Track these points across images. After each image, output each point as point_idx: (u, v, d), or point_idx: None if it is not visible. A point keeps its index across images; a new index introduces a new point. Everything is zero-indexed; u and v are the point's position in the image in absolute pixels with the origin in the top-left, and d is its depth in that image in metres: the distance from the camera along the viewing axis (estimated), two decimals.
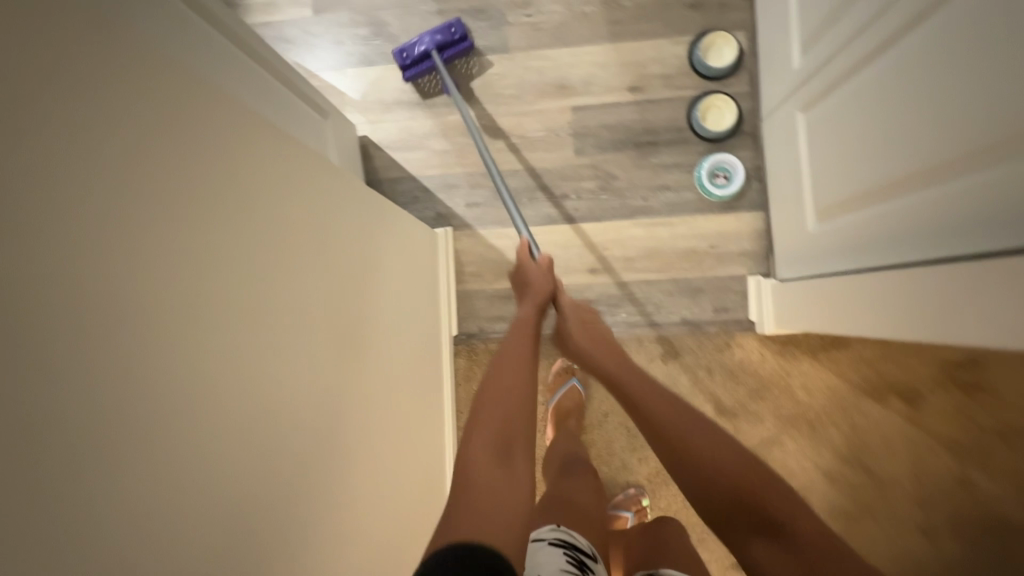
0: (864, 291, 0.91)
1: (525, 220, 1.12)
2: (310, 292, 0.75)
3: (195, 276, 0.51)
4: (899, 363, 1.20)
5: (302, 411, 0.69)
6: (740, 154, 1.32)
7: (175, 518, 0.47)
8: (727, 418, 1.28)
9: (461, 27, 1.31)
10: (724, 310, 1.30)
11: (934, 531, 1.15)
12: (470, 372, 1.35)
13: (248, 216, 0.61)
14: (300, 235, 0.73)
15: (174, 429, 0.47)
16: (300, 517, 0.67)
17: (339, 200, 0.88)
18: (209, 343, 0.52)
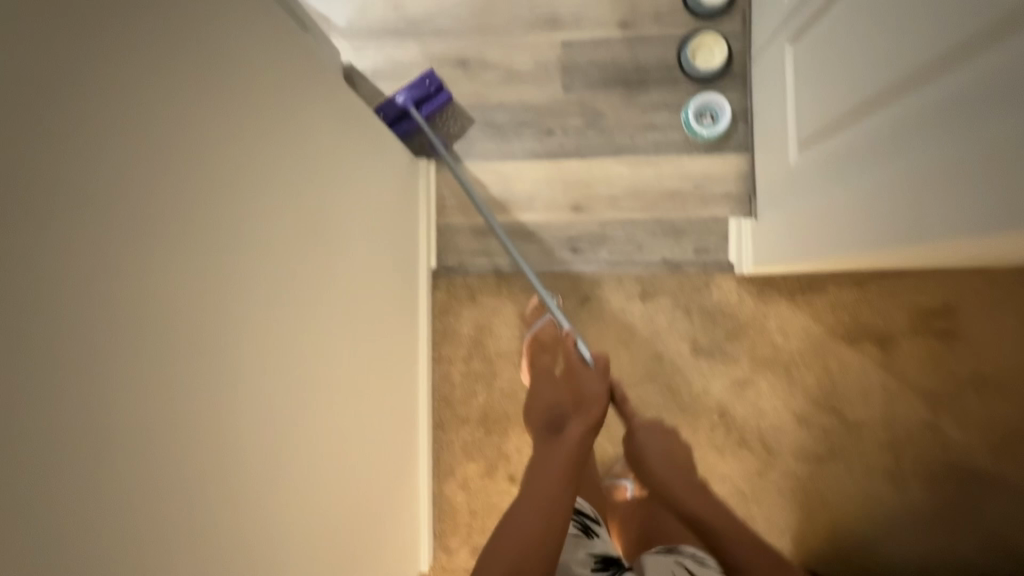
0: (843, 213, 0.90)
1: (562, 312, 1.17)
2: (273, 180, 0.75)
3: (136, 122, 0.52)
4: (875, 309, 1.26)
5: (259, 291, 0.71)
6: (728, 95, 1.30)
7: (106, 348, 0.49)
8: (701, 358, 1.28)
9: (436, 80, 1.26)
10: (705, 251, 1.30)
11: (901, 472, 1.25)
12: (448, 305, 1.34)
13: (209, 132, 0.62)
14: (263, 133, 0.73)
15: (104, 288, 0.49)
16: (253, 416, 0.69)
17: (312, 102, 0.87)
18: (152, 189, 0.54)
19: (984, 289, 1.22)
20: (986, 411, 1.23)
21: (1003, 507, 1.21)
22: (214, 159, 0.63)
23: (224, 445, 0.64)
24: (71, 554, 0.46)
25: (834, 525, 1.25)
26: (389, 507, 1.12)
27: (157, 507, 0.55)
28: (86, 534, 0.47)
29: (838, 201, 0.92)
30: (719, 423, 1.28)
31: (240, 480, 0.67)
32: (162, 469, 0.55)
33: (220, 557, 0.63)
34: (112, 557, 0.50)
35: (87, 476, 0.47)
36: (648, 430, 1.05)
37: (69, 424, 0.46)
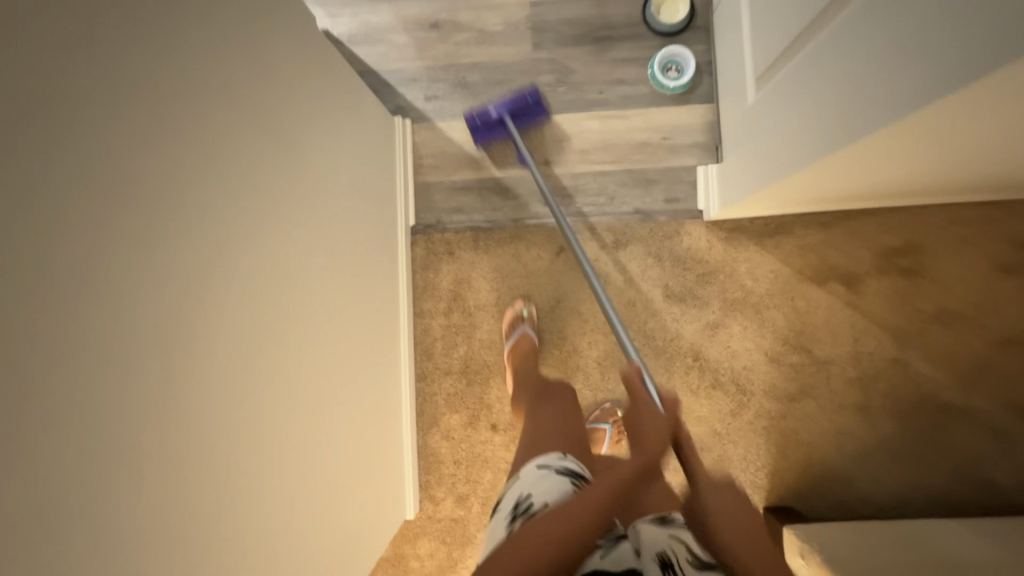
0: (802, 130, 0.94)
1: (617, 313, 1.06)
2: (258, 119, 0.77)
3: (142, 42, 0.54)
4: (842, 250, 1.29)
5: (248, 227, 0.73)
6: (692, 48, 1.35)
7: (125, 341, 0.51)
8: (674, 303, 1.32)
9: (539, 96, 1.28)
10: (675, 200, 1.34)
11: (871, 409, 1.27)
12: (428, 261, 1.38)
13: (200, 115, 0.63)
14: (248, 92, 0.75)
15: (121, 278, 0.51)
16: (248, 372, 0.71)
17: (288, 51, 0.90)
18: (156, 117, 0.56)
19: (946, 226, 1.27)
20: (952, 343, 1.26)
21: (970, 436, 1.24)
22: (207, 92, 0.65)
23: (223, 383, 0.66)
24: (103, 460, 0.48)
25: (811, 465, 1.27)
26: (375, 455, 1.13)
27: (173, 425, 0.57)
28: (115, 444, 0.50)
29: (800, 126, 0.95)
30: (694, 365, 1.31)
31: (242, 440, 0.69)
32: (177, 392, 0.57)
33: (228, 479, 0.66)
34: (137, 467, 0.52)
35: (115, 387, 0.50)
36: (713, 487, 0.80)
37: (106, 333, 0.49)
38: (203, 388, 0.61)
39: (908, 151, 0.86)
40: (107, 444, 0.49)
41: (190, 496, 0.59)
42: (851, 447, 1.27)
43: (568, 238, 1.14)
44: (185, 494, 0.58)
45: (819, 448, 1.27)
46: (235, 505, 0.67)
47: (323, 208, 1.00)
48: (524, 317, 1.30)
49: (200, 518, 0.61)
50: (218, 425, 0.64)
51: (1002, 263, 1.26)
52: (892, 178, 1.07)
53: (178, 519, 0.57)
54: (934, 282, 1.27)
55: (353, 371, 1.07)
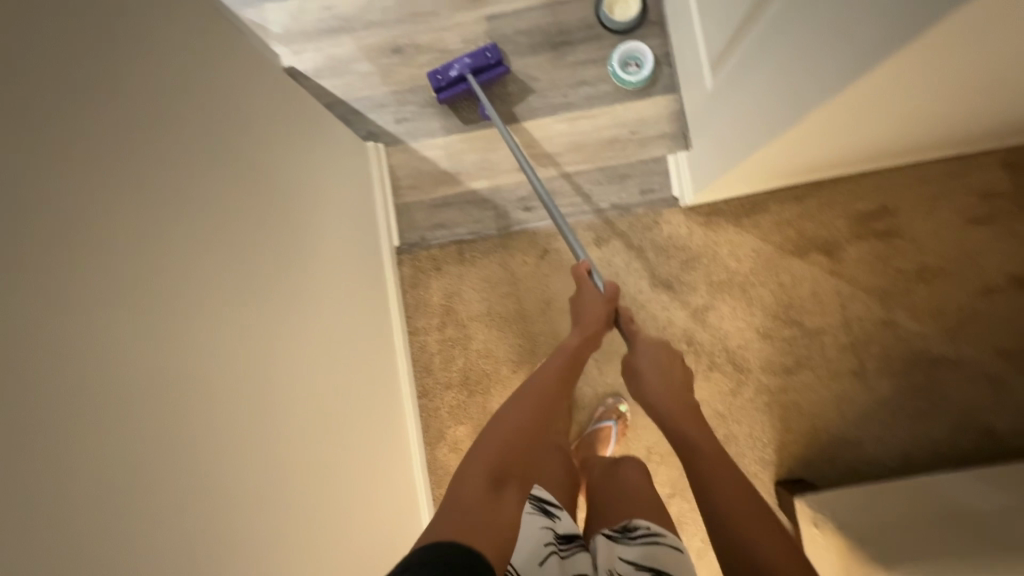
0: (761, 104, 0.97)
1: (537, 178, 1.13)
2: (219, 152, 0.80)
3: (84, 94, 0.56)
4: (818, 220, 1.31)
5: (216, 263, 0.74)
6: (648, 42, 1.38)
7: (103, 373, 0.53)
8: (662, 291, 1.34)
9: (496, 52, 1.34)
10: (649, 192, 1.36)
11: (867, 371, 1.28)
12: (416, 279, 1.40)
13: (159, 152, 0.66)
14: (210, 127, 0.78)
15: (92, 314, 0.53)
16: (234, 400, 0.72)
17: (254, 86, 0.93)
18: (104, 168, 0.57)
19: (914, 185, 1.30)
20: (935, 297, 1.28)
21: (966, 386, 1.26)
22: (157, 134, 0.66)
23: (209, 411, 0.67)
24: (86, 508, 0.49)
25: (815, 435, 1.28)
26: (381, 470, 1.14)
27: (156, 466, 0.58)
28: (95, 490, 0.50)
29: (760, 103, 0.97)
30: (688, 350, 1.33)
31: (234, 466, 0.70)
32: (158, 418, 0.59)
33: (223, 511, 0.66)
34: (122, 511, 0.53)
35: (89, 435, 0.51)
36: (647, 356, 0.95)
37: (84, 368, 0.51)
38: (183, 425, 0.62)
39: (862, 114, 0.88)
40: (90, 490, 0.50)
41: (184, 535, 0.60)
42: (853, 413, 1.28)
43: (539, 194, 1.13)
44: (178, 532, 0.59)
45: (820, 416, 1.29)
46: (235, 535, 0.68)
47: (300, 238, 1.01)
48: None
49: (199, 553, 0.61)
50: (208, 451, 0.66)
51: (971, 214, 1.29)
52: (855, 142, 1.10)
53: (174, 555, 0.58)
54: (910, 240, 1.30)
55: (349, 391, 1.08)
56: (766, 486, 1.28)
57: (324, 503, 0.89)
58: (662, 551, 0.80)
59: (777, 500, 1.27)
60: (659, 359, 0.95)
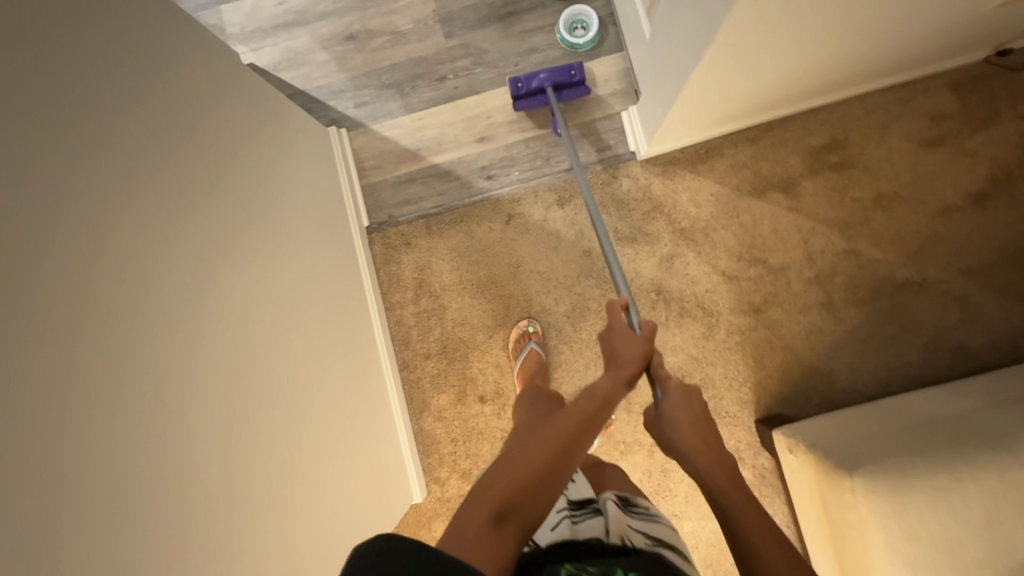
0: (687, 37, 0.99)
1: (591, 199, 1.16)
2: (180, 126, 0.84)
3: (33, 63, 0.59)
4: (773, 159, 1.34)
5: (175, 227, 0.77)
6: (592, 4, 1.42)
7: (79, 312, 0.58)
8: (627, 244, 1.36)
9: (581, 71, 1.29)
10: (606, 148, 1.39)
11: (833, 301, 1.30)
12: (388, 255, 1.43)
13: (120, 122, 0.71)
14: (171, 104, 0.82)
15: (67, 261, 0.58)
16: (203, 354, 0.76)
17: (213, 67, 0.98)
18: (58, 134, 0.60)
19: (863, 115, 1.33)
20: (895, 224, 1.30)
21: (932, 306, 1.28)
22: (104, 101, 0.68)
23: (181, 363, 0.71)
24: (42, 444, 0.51)
25: (789, 369, 1.30)
26: (364, 440, 1.16)
27: (122, 414, 0.60)
28: (52, 426, 0.52)
29: (686, 36, 0.99)
30: (658, 299, 1.35)
31: (207, 418, 0.73)
32: (132, 363, 0.63)
33: (193, 458, 0.69)
34: (88, 452, 0.55)
35: (45, 380, 0.53)
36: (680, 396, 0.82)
37: (62, 308, 0.56)
38: (145, 372, 0.65)
39: (789, 33, 0.90)
40: (63, 421, 0.53)
41: (151, 480, 0.62)
42: (826, 344, 1.30)
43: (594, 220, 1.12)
44: (144, 478, 0.61)
45: (794, 350, 1.30)
46: (206, 483, 0.70)
47: (266, 209, 1.05)
48: (531, 333, 1.35)
49: (168, 497, 0.64)
50: (180, 399, 0.69)
51: (924, 138, 1.31)
52: (797, 73, 1.12)
53: (139, 500, 0.60)
54: (865, 170, 1.32)
55: (325, 358, 1.11)
56: (746, 425, 1.30)
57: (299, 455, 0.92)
58: (661, 530, 0.82)
59: (758, 438, 1.29)
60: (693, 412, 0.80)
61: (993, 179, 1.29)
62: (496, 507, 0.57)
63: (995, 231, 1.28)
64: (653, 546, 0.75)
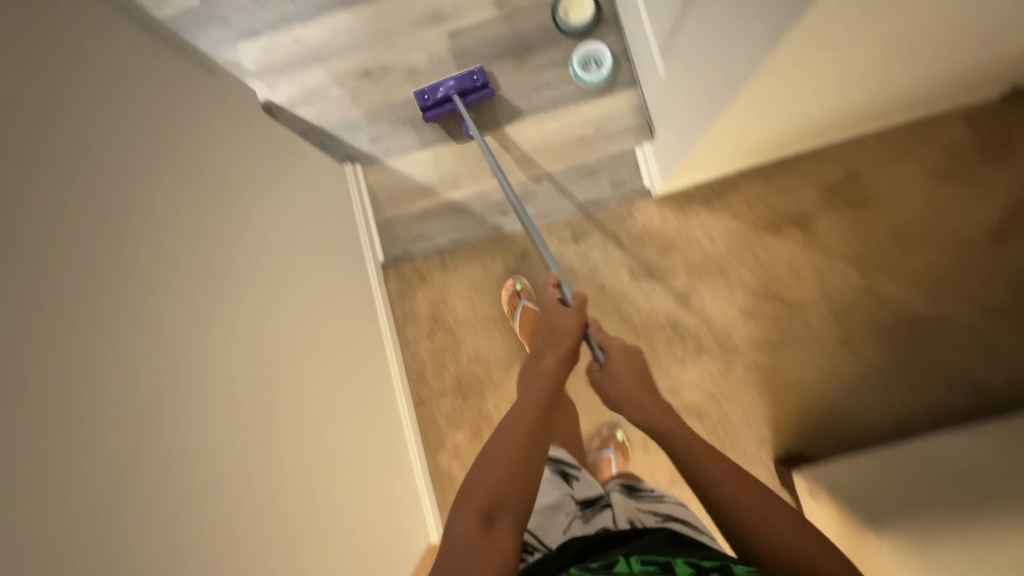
0: (714, 87, 0.99)
1: (511, 183, 1.17)
2: (198, 182, 0.86)
3: (57, 143, 0.61)
4: (788, 194, 1.34)
5: (197, 280, 0.78)
6: (606, 41, 1.42)
7: (110, 383, 0.59)
8: (642, 280, 1.36)
9: (483, 74, 1.37)
10: (620, 184, 1.39)
11: (851, 338, 1.30)
12: (403, 291, 1.44)
13: (140, 188, 0.72)
14: (188, 163, 0.84)
15: (98, 335, 0.60)
16: (226, 408, 0.76)
17: (222, 118, 1.00)
18: (83, 209, 0.62)
19: (879, 150, 1.32)
20: (913, 258, 1.29)
21: (950, 344, 1.26)
22: (124, 166, 0.70)
23: (206, 421, 0.72)
24: (73, 516, 0.52)
25: (806, 407, 1.29)
26: (382, 483, 1.16)
27: (147, 481, 0.61)
28: (83, 499, 0.53)
29: (713, 80, 0.99)
30: (674, 335, 1.34)
31: (232, 474, 0.74)
32: (159, 427, 0.64)
33: (217, 490, 0.70)
34: (116, 522, 0.56)
35: (70, 457, 0.53)
36: (620, 353, 0.96)
37: (91, 381, 0.57)
38: (162, 390, 0.66)
39: (812, 74, 0.90)
40: (93, 493, 0.54)
41: (178, 544, 0.62)
42: (845, 382, 1.29)
43: (516, 208, 1.14)
44: (172, 545, 0.61)
45: (812, 388, 1.29)
46: (221, 502, 0.71)
47: (281, 249, 1.06)
48: (520, 292, 1.34)
49: (197, 560, 0.64)
50: (204, 460, 0.69)
51: (941, 172, 1.30)
52: (815, 111, 1.12)
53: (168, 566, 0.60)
54: (881, 205, 1.31)
55: (342, 392, 1.11)
56: (764, 464, 1.28)
57: (320, 500, 0.91)
58: (667, 505, 0.90)
59: (777, 478, 1.27)
60: (636, 368, 0.94)
61: (1012, 215, 1.28)
62: (483, 508, 0.70)
63: (1014, 269, 1.26)
64: (662, 521, 0.84)
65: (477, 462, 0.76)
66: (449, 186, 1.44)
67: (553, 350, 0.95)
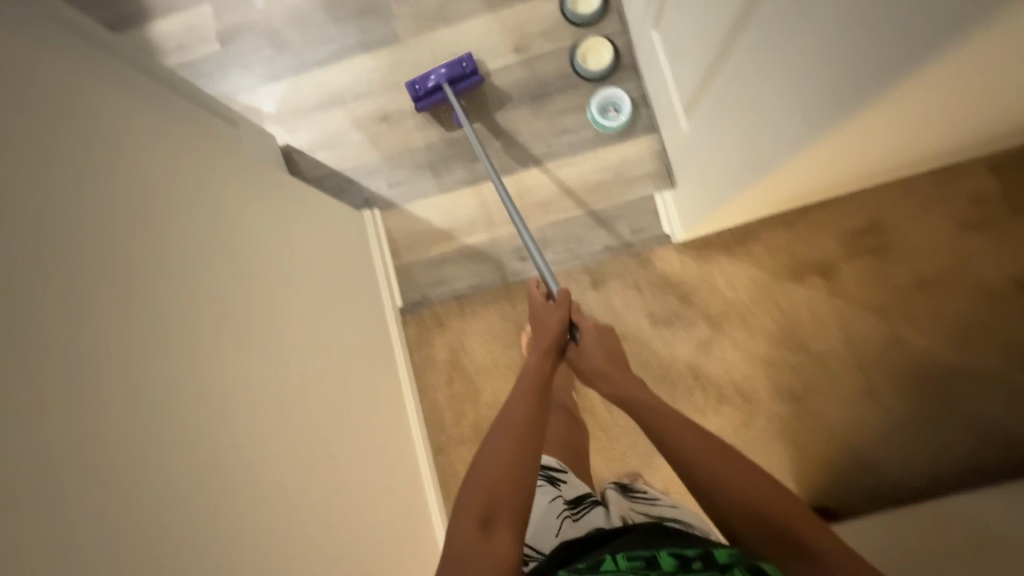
0: (738, 154, 0.98)
1: (512, 199, 1.24)
2: (218, 256, 0.86)
3: (74, 252, 0.61)
4: (811, 243, 1.32)
5: (225, 358, 0.79)
6: (625, 86, 1.42)
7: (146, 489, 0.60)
8: (662, 327, 1.35)
9: (472, 62, 1.39)
10: (641, 230, 1.39)
11: (878, 389, 1.28)
12: (421, 337, 1.43)
13: (163, 278, 0.73)
14: (207, 239, 0.85)
15: (132, 440, 0.60)
16: (258, 485, 0.77)
17: (239, 180, 1.00)
18: (110, 316, 0.63)
19: (902, 198, 1.31)
20: (939, 309, 1.28)
21: (981, 398, 1.24)
22: (146, 260, 0.71)
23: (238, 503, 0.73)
24: None
25: (831, 460, 1.27)
26: (406, 542, 1.15)
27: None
28: None
29: (737, 146, 0.98)
30: (696, 384, 1.33)
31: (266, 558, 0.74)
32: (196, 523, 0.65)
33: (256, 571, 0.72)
34: None
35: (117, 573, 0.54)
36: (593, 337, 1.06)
37: (127, 493, 0.58)
38: (162, 387, 0.67)
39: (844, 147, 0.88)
40: None
41: None
42: (871, 434, 1.26)
43: (511, 214, 1.22)
44: None
45: (838, 441, 1.27)
46: (218, 506, 0.69)
47: (296, 291, 1.06)
48: None
49: None
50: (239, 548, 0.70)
51: (967, 221, 1.29)
52: (844, 165, 1.10)
53: None
54: (906, 254, 1.30)
55: (364, 437, 1.11)
56: None
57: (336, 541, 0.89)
58: (660, 508, 1.05)
59: None
60: (608, 348, 1.04)
61: None
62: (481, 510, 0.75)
63: None
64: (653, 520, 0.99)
65: (473, 465, 0.83)
66: (467, 230, 1.44)
67: (539, 350, 1.05)
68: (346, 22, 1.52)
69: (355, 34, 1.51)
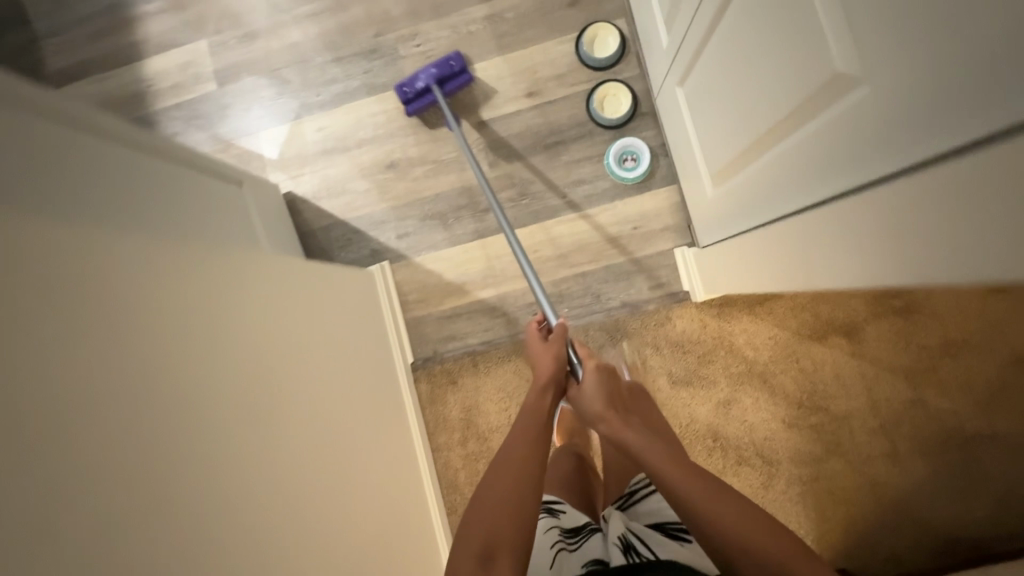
0: (762, 250, 0.94)
1: (513, 233, 1.19)
2: (261, 368, 0.79)
3: (134, 437, 0.54)
4: (833, 303, 1.30)
5: (279, 494, 0.73)
6: (643, 134, 1.37)
7: None
8: (682, 388, 1.33)
9: (460, 61, 1.35)
10: (659, 285, 1.36)
11: (899, 454, 1.25)
12: (433, 394, 1.40)
13: (218, 425, 0.66)
14: (249, 354, 0.77)
15: None
16: None
17: (264, 266, 0.93)
18: (175, 501, 0.56)
19: None
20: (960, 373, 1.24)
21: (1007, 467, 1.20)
22: (200, 412, 0.64)
23: None
24: None
25: (852, 524, 1.25)
26: None
27: None
28: None
29: (758, 247, 0.93)
30: (716, 446, 1.31)
31: None
32: None
33: None
34: None
35: None
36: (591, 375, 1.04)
37: None
38: (195, 434, 0.62)
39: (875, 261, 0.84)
40: None
41: None
42: (893, 499, 1.24)
43: (510, 244, 1.18)
44: None
45: (862, 506, 1.25)
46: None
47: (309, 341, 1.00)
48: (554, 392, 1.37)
49: None
50: None
51: None
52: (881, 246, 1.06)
53: None
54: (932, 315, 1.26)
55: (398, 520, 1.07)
56: None
57: None
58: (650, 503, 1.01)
59: None
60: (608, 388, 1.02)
61: None
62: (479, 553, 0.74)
63: None
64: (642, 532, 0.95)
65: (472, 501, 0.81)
66: (480, 285, 1.40)
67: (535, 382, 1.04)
68: (350, 62, 1.45)
69: (360, 75, 1.44)
